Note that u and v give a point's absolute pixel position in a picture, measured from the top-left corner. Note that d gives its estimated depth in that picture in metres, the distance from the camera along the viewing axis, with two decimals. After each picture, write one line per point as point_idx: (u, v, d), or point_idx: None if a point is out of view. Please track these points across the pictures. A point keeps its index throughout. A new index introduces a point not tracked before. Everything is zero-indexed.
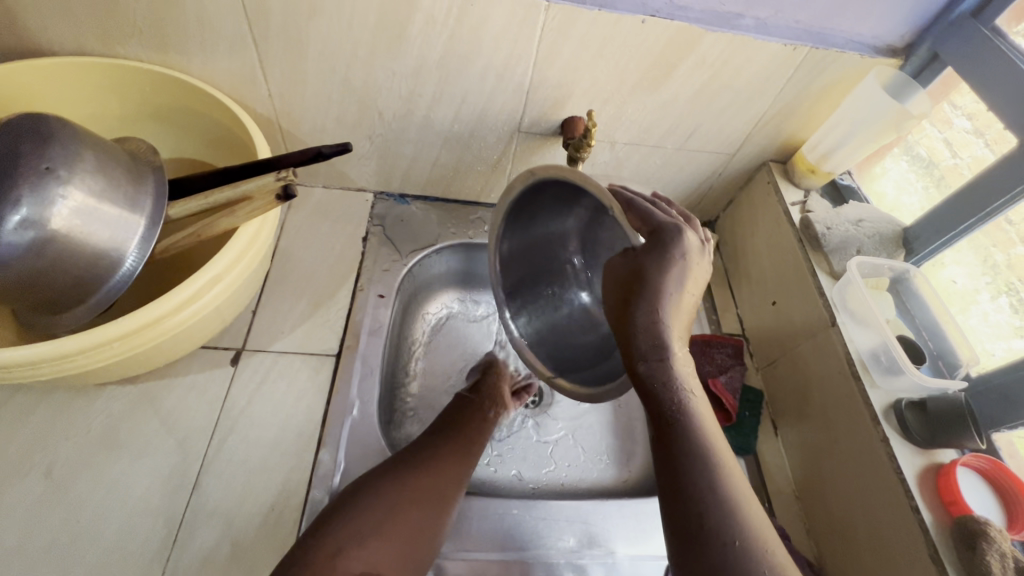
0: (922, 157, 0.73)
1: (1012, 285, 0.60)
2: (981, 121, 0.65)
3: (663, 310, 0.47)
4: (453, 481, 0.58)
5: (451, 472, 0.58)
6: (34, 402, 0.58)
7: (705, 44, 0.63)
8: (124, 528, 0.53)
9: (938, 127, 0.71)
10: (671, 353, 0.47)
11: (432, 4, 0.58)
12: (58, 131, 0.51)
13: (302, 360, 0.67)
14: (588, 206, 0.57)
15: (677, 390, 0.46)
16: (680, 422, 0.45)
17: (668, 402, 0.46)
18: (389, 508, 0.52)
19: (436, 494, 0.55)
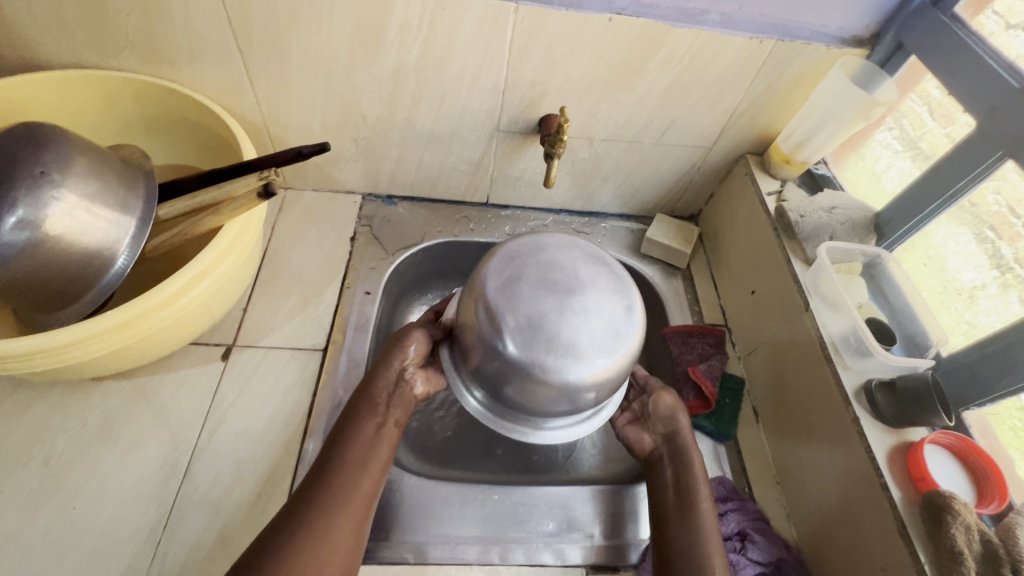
0: (924, 150, 0.68)
1: (1017, 277, 0.56)
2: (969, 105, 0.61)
3: (683, 418, 0.63)
4: (375, 466, 0.55)
5: (371, 473, 0.55)
6: (34, 397, 0.61)
7: (673, 39, 0.65)
8: (117, 516, 0.55)
9: (940, 122, 0.66)
10: (694, 457, 0.60)
11: (406, 10, 0.61)
12: (53, 138, 0.54)
13: (291, 355, 0.69)
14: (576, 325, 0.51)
15: (698, 493, 0.58)
16: (692, 513, 0.56)
17: (688, 499, 0.58)
18: (319, 531, 0.50)
19: (361, 493, 0.53)
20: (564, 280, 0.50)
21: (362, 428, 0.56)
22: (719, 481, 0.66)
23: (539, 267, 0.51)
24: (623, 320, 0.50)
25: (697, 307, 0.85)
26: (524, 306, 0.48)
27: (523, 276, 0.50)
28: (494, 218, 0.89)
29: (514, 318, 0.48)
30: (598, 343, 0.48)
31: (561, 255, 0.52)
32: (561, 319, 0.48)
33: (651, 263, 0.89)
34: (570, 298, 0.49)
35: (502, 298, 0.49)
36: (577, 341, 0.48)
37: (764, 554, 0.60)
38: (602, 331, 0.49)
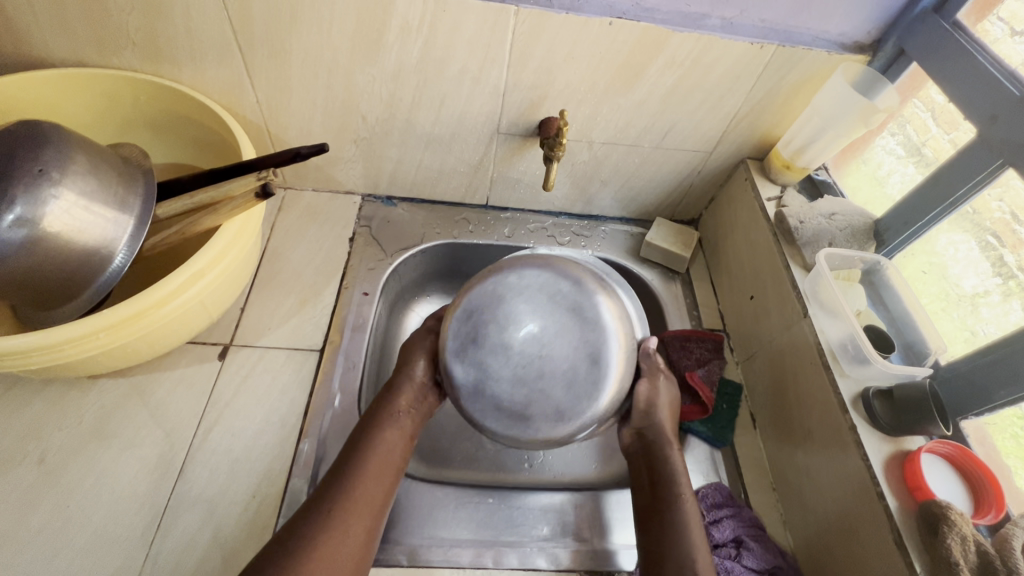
0: (926, 157, 0.68)
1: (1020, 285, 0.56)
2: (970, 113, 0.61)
3: (662, 415, 0.62)
4: (390, 473, 0.57)
5: (377, 482, 0.56)
6: (31, 394, 0.61)
7: (673, 44, 0.65)
8: (112, 515, 0.55)
9: (942, 128, 0.66)
10: (674, 452, 0.61)
11: (406, 12, 0.61)
12: (52, 137, 0.55)
13: (287, 355, 0.69)
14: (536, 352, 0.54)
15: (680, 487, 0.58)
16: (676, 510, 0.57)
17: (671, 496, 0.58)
18: (324, 538, 0.51)
19: (372, 501, 0.55)
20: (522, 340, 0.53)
21: (383, 439, 0.58)
22: (714, 487, 0.66)
23: (498, 328, 0.54)
24: (582, 384, 0.53)
25: (695, 312, 0.85)
26: (473, 368, 0.54)
27: (480, 337, 0.54)
28: (493, 220, 0.89)
29: (473, 374, 0.53)
30: (549, 417, 0.52)
31: (522, 311, 0.55)
32: (511, 387, 0.53)
33: (650, 267, 0.89)
34: (524, 373, 0.53)
35: (461, 356, 0.55)
36: (528, 409, 0.53)
37: (760, 561, 0.59)
38: (553, 403, 0.52)
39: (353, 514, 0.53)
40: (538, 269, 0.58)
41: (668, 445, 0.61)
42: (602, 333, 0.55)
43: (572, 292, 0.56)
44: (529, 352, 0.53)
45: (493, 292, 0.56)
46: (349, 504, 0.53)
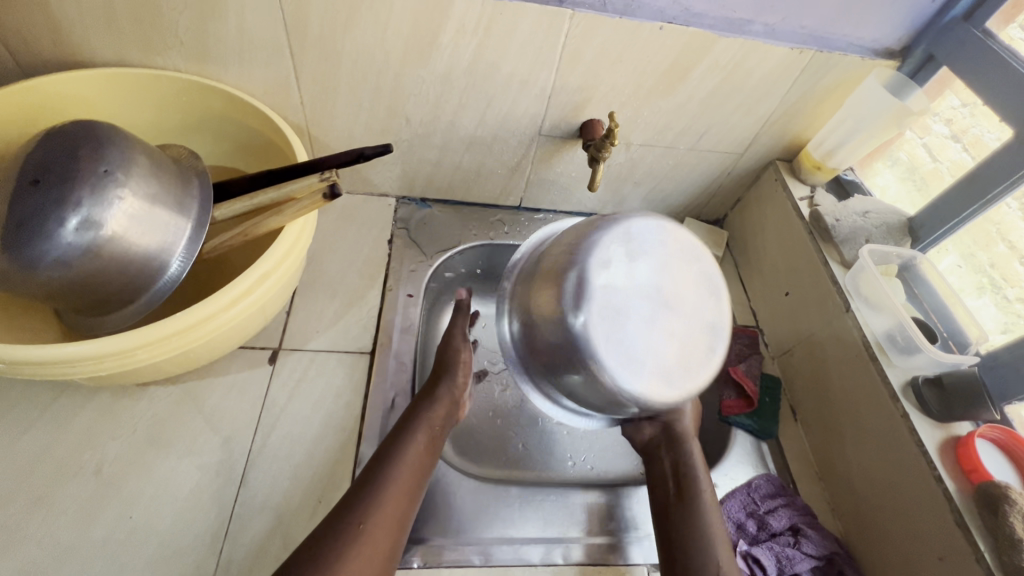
0: (904, 160, 0.80)
1: (993, 282, 0.66)
2: (957, 126, 0.72)
3: (687, 409, 0.65)
4: (421, 468, 0.57)
5: (410, 476, 0.56)
6: (79, 403, 0.59)
7: (718, 49, 0.68)
8: (177, 523, 0.54)
9: (917, 132, 0.77)
10: (693, 443, 0.63)
11: (463, 14, 0.62)
12: (112, 137, 0.53)
13: (338, 359, 0.68)
14: (694, 312, 0.60)
15: (702, 481, 0.60)
16: (698, 504, 0.58)
17: (689, 488, 0.59)
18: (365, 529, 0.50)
19: (403, 501, 0.54)
20: (662, 298, 0.59)
21: (418, 437, 0.58)
22: (766, 479, 0.68)
23: (626, 271, 0.59)
24: (677, 378, 0.58)
25: (728, 308, 0.87)
26: (619, 298, 0.58)
27: (630, 281, 0.59)
28: (527, 221, 0.90)
29: (601, 346, 0.57)
30: (661, 374, 0.58)
31: (651, 270, 0.60)
32: (608, 316, 0.58)
33: None
34: (655, 322, 0.59)
35: (582, 289, 0.58)
36: (603, 330, 0.57)
37: (818, 548, 0.61)
38: (672, 376, 0.58)
39: (388, 505, 0.52)
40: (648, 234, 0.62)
41: (686, 443, 0.62)
42: (714, 314, 0.61)
43: (677, 276, 0.61)
44: (663, 314, 0.59)
45: (579, 275, 0.58)
46: (386, 497, 0.53)
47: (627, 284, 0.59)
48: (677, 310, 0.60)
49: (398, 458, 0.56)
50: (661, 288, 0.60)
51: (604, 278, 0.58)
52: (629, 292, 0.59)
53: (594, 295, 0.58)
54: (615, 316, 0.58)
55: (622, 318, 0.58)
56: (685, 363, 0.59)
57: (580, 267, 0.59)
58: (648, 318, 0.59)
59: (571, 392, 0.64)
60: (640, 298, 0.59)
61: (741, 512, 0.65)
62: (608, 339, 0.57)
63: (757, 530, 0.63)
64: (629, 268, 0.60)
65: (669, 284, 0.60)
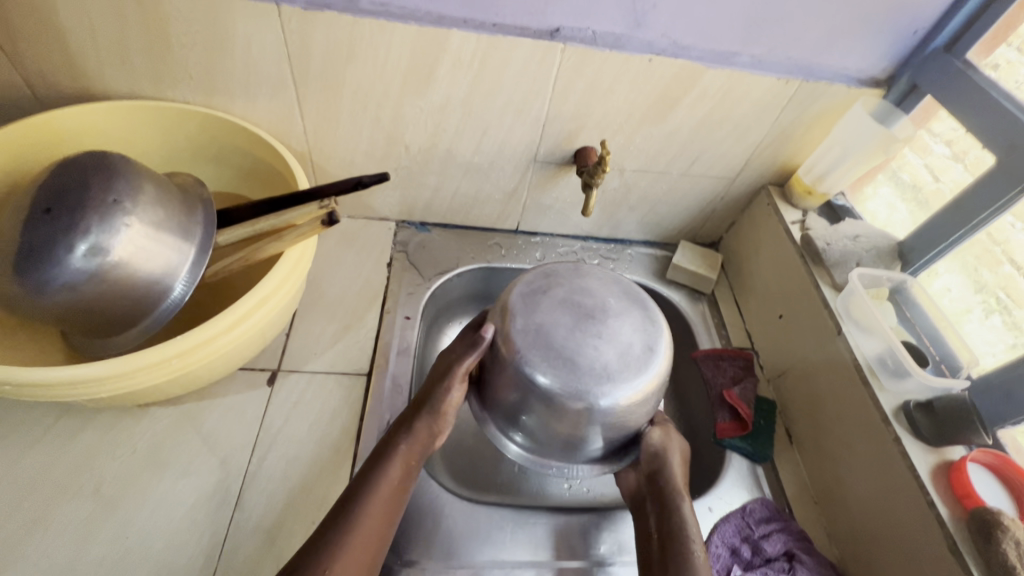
0: (905, 181, 0.79)
1: (1001, 303, 0.64)
2: (959, 147, 0.70)
3: (674, 458, 0.62)
4: (388, 514, 0.54)
5: (377, 522, 0.53)
6: (82, 423, 0.60)
7: (706, 79, 0.70)
8: (172, 544, 0.54)
9: (918, 154, 0.77)
10: (685, 497, 0.59)
11: (460, 48, 0.65)
12: (123, 167, 0.56)
13: (336, 380, 0.69)
14: (597, 321, 0.59)
15: (690, 538, 0.55)
16: (685, 564, 0.53)
17: (677, 545, 0.55)
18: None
19: (369, 550, 0.52)
20: (578, 310, 0.59)
21: (389, 472, 0.56)
22: (761, 502, 0.67)
23: (570, 290, 0.62)
24: (616, 379, 0.56)
25: (724, 331, 0.88)
26: (574, 308, 0.60)
27: (555, 297, 0.61)
28: (524, 244, 0.92)
29: (537, 355, 0.56)
30: (596, 372, 0.56)
31: (596, 288, 0.63)
32: (588, 351, 0.57)
33: (676, 288, 0.92)
34: (633, 367, 0.57)
35: (524, 305, 0.60)
36: (580, 361, 0.56)
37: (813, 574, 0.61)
38: (614, 375, 0.56)
39: (354, 551, 0.50)
40: (606, 274, 0.66)
41: (676, 498, 0.58)
42: (634, 323, 0.60)
43: (612, 298, 0.62)
44: (588, 321, 0.59)
45: (526, 294, 0.62)
46: (349, 545, 0.50)
47: (578, 298, 0.61)
48: (609, 317, 0.60)
49: (365, 503, 0.53)
50: (597, 302, 0.61)
51: (556, 292, 0.61)
52: (574, 305, 0.60)
53: (526, 311, 0.59)
54: (554, 327, 0.58)
55: (563, 328, 0.58)
56: (611, 368, 0.56)
57: (535, 284, 0.63)
58: (583, 326, 0.58)
59: (532, 421, 0.60)
60: (565, 310, 0.59)
61: (735, 536, 0.64)
62: (549, 348, 0.57)
63: (752, 555, 0.63)
64: (568, 289, 0.62)
65: (568, 299, 0.61)
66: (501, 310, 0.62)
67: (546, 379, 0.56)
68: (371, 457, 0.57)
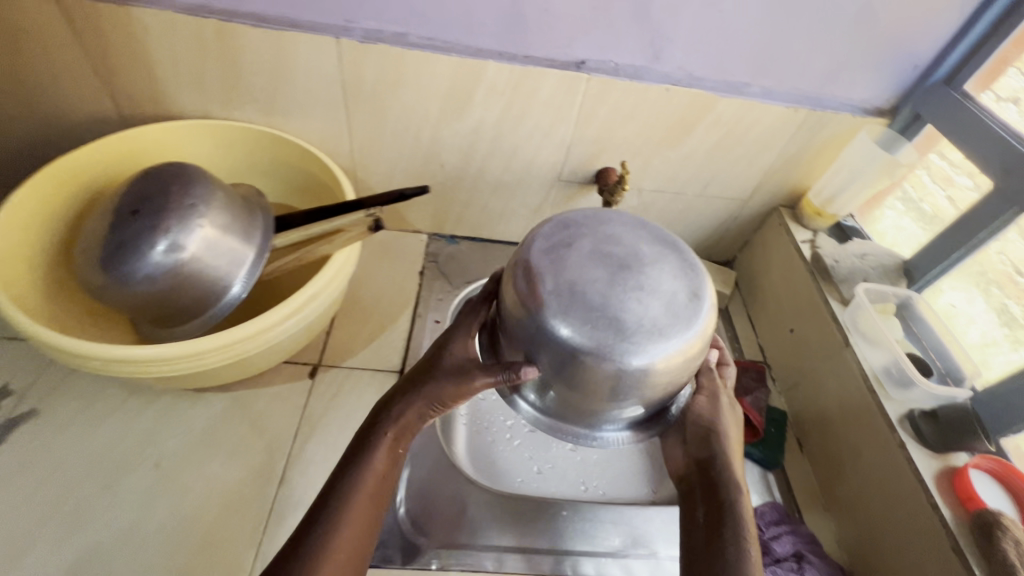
0: (926, 212, 0.79)
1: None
2: (978, 178, 0.71)
3: (727, 437, 0.61)
4: (374, 511, 0.52)
5: (364, 516, 0.51)
6: (145, 404, 0.67)
7: (719, 107, 0.76)
8: (223, 516, 0.60)
9: (941, 184, 0.78)
10: (740, 481, 0.58)
11: (495, 77, 0.72)
12: (198, 176, 0.64)
13: (371, 376, 0.75)
14: (633, 269, 0.53)
15: (744, 523, 0.54)
16: (739, 548, 0.52)
17: (729, 528, 0.54)
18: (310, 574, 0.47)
19: (357, 547, 0.50)
20: (612, 261, 0.53)
21: (374, 463, 0.53)
22: (771, 506, 0.70)
23: (597, 240, 0.55)
24: (663, 332, 0.51)
25: (737, 344, 0.91)
26: (604, 260, 0.53)
27: (582, 249, 0.54)
28: None
29: (574, 312, 0.50)
30: (642, 328, 0.50)
31: (624, 236, 0.56)
32: (631, 307, 0.51)
33: None
34: (679, 319, 0.52)
35: (549, 261, 0.53)
36: (624, 318, 0.50)
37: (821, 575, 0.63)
38: (662, 328, 0.51)
39: (342, 550, 0.49)
40: (631, 219, 0.59)
41: (732, 482, 0.57)
42: (673, 270, 0.55)
43: (644, 244, 0.56)
44: (624, 271, 0.53)
45: (548, 247, 0.55)
46: (335, 544, 0.49)
47: (607, 248, 0.55)
48: (646, 265, 0.54)
49: (348, 499, 0.51)
50: (628, 249, 0.55)
51: (580, 244, 0.55)
52: (604, 256, 0.54)
53: (551, 266, 0.53)
54: (588, 281, 0.52)
55: (597, 280, 0.52)
56: (655, 321, 0.51)
57: (556, 236, 0.56)
58: (619, 277, 0.52)
59: (566, 389, 0.55)
60: (596, 260, 0.53)
61: None
62: (584, 303, 0.51)
63: (761, 555, 0.65)
64: (593, 238, 0.56)
65: (598, 250, 0.54)
66: (522, 264, 0.55)
67: (585, 338, 0.50)
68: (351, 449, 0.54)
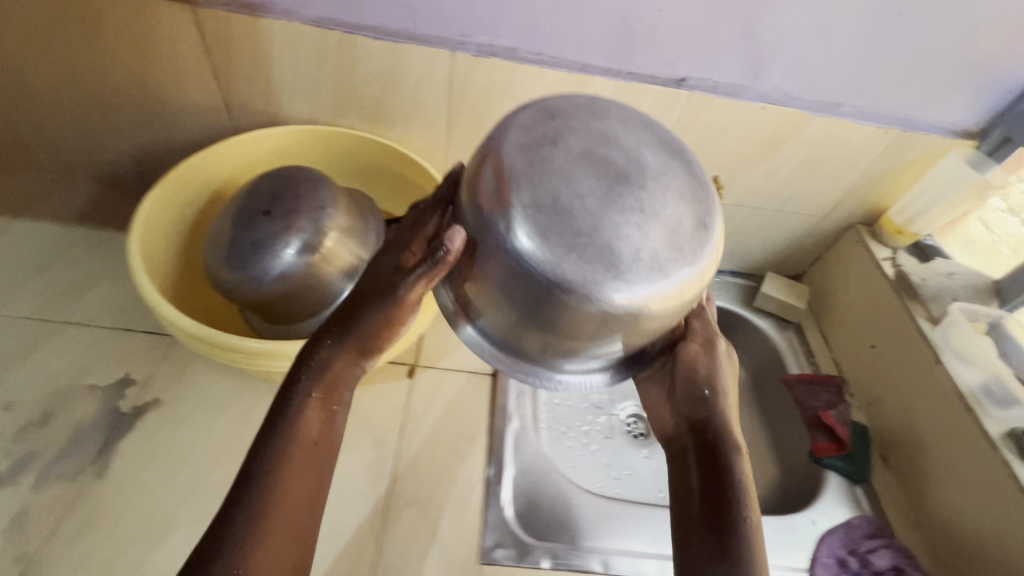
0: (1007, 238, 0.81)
1: None
2: None
3: (721, 394, 0.57)
4: (318, 465, 0.49)
5: (303, 472, 0.48)
6: (259, 397, 0.69)
7: (811, 126, 0.78)
8: (343, 507, 0.62)
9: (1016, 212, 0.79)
10: (741, 450, 0.54)
11: (598, 93, 0.75)
12: (321, 179, 0.66)
13: (466, 377, 0.76)
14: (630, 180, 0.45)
15: (745, 496, 0.51)
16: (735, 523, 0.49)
17: (727, 500, 0.51)
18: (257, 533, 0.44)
19: (300, 506, 0.47)
20: (612, 169, 0.45)
21: (306, 419, 0.49)
22: (864, 519, 0.72)
23: (586, 138, 0.46)
24: (661, 268, 0.43)
25: (812, 359, 0.92)
26: (594, 167, 0.45)
27: (569, 148, 0.45)
28: None
29: (551, 230, 0.43)
30: (634, 260, 0.43)
31: (622, 137, 0.47)
32: (627, 234, 0.43)
33: (764, 316, 0.97)
34: (683, 252, 0.44)
35: (528, 163, 0.44)
36: (618, 248, 0.43)
37: None
38: (654, 263, 0.43)
39: (282, 510, 0.46)
40: (635, 116, 0.50)
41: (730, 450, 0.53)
42: (681, 189, 0.46)
43: (648, 151, 0.47)
44: (622, 186, 0.44)
45: (530, 142, 0.46)
46: (275, 501, 0.46)
47: (601, 153, 0.45)
48: (647, 177, 0.45)
49: (285, 457, 0.47)
50: (624, 157, 0.46)
51: (567, 143, 0.46)
52: (596, 163, 0.45)
53: (534, 168, 0.44)
54: (572, 190, 0.43)
55: (584, 193, 0.43)
56: (650, 252, 0.43)
57: (537, 129, 0.46)
58: (613, 191, 0.44)
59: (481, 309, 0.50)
60: (579, 165, 0.44)
61: (843, 548, 0.69)
62: (566, 220, 0.43)
63: (860, 567, 0.68)
64: (581, 133, 0.47)
65: (589, 153, 0.45)
66: (493, 162, 0.45)
67: (541, 264, 0.43)
68: (280, 398, 0.50)
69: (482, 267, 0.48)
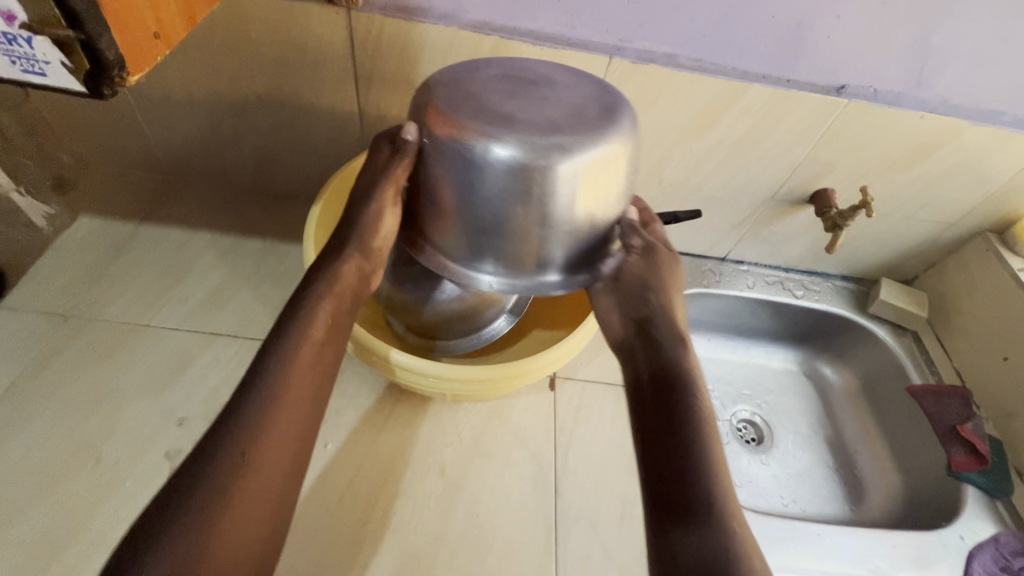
0: None
1: None
2: None
3: (664, 304, 0.58)
4: (323, 367, 0.50)
5: (311, 369, 0.49)
6: (414, 411, 0.70)
7: (966, 136, 0.75)
8: (514, 525, 0.63)
9: None
10: (690, 358, 0.54)
11: (753, 100, 0.72)
12: None
13: (606, 389, 0.76)
14: (532, 86, 0.53)
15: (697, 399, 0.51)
16: (695, 426, 0.49)
17: (681, 404, 0.51)
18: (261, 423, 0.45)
19: (306, 403, 0.48)
20: (521, 82, 0.53)
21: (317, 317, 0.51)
22: (1013, 535, 0.73)
23: (495, 68, 0.55)
24: (566, 139, 0.49)
25: (935, 370, 0.91)
26: (507, 82, 0.53)
27: (492, 72, 0.54)
28: (733, 272, 0.99)
29: (466, 115, 0.50)
30: (539, 131, 0.49)
31: (536, 68, 0.56)
32: (530, 113, 0.50)
33: (880, 323, 0.96)
34: (591, 128, 0.50)
35: (448, 81, 0.53)
36: (518, 120, 0.49)
37: None
38: (560, 134, 0.49)
39: (291, 406, 0.46)
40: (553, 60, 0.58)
41: (681, 355, 0.54)
42: (592, 92, 0.54)
43: (552, 74, 0.55)
44: (526, 90, 0.52)
45: (454, 71, 0.54)
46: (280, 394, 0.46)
47: (516, 74, 0.54)
48: (555, 86, 0.53)
49: (282, 363, 0.47)
50: (528, 74, 0.54)
51: (486, 70, 0.54)
52: (511, 79, 0.53)
53: (454, 84, 0.52)
54: (491, 92, 0.51)
55: (498, 94, 0.51)
56: (548, 125, 0.49)
57: (478, 66, 0.55)
58: (520, 91, 0.52)
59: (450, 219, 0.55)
60: (497, 79, 0.53)
61: (995, 564, 0.70)
62: (482, 107, 0.50)
63: None
64: (491, 66, 0.55)
65: (495, 72, 0.54)
66: (427, 85, 0.54)
67: (475, 138, 0.49)
68: (288, 307, 0.51)
69: (426, 168, 0.54)
